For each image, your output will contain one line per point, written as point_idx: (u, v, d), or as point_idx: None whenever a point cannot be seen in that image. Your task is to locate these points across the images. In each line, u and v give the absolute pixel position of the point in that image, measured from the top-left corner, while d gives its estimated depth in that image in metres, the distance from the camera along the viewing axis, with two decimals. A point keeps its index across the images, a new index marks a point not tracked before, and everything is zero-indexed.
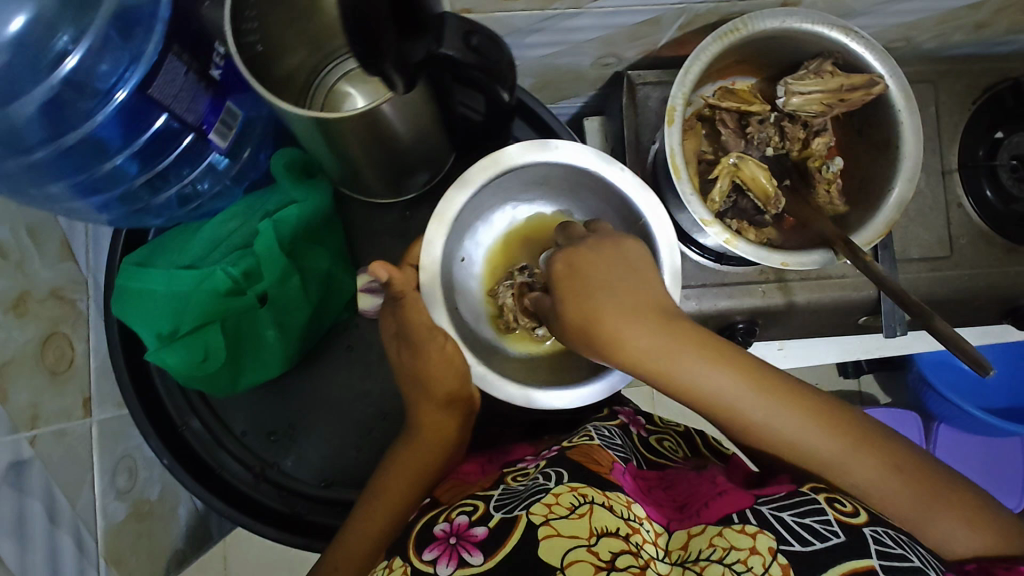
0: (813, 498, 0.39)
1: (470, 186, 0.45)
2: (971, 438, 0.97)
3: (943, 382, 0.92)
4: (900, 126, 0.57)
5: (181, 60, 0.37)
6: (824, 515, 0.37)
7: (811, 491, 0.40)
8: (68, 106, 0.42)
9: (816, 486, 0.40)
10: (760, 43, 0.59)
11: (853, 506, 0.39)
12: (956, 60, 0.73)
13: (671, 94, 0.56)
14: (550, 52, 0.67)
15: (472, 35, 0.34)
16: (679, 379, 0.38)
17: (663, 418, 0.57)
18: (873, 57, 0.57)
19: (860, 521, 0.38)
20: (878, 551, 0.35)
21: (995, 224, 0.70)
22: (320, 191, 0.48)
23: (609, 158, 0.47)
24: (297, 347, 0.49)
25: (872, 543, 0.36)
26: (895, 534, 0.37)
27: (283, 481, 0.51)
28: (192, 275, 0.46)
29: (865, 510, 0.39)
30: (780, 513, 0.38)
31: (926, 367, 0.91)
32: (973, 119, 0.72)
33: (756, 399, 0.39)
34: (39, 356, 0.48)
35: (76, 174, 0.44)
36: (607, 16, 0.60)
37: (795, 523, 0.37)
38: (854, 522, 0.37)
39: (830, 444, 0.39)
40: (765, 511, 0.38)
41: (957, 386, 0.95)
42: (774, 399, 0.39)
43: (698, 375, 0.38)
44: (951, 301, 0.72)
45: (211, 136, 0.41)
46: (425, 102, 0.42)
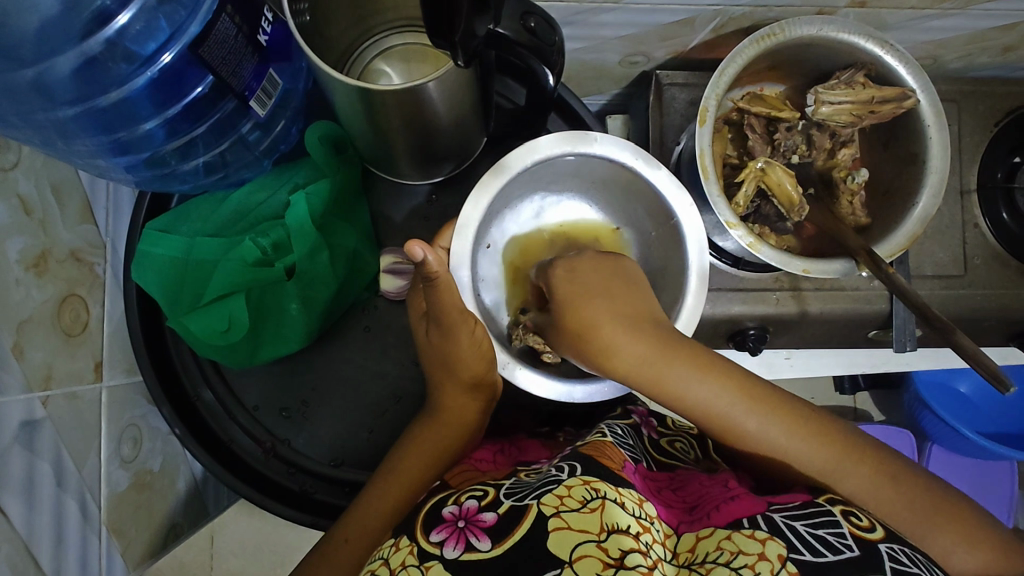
0: (827, 510, 0.38)
1: (507, 172, 0.45)
2: (966, 461, 0.98)
3: (943, 402, 0.93)
4: (929, 141, 0.57)
5: (232, 23, 0.36)
6: (838, 528, 0.37)
7: (826, 503, 0.39)
8: (105, 63, 0.40)
9: (831, 497, 0.40)
10: (794, 50, 0.59)
11: (869, 521, 0.38)
12: (980, 81, 0.74)
13: (704, 94, 0.56)
14: (581, 46, 0.67)
15: (529, 17, 0.35)
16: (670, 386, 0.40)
17: (675, 421, 0.56)
18: (907, 70, 0.57)
19: (876, 537, 0.37)
20: (892, 567, 0.34)
21: (1010, 246, 0.71)
22: (349, 169, 0.48)
23: (650, 159, 0.47)
24: (320, 324, 0.48)
25: (886, 560, 0.35)
26: (913, 554, 0.36)
27: (293, 457, 0.50)
28: (220, 244, 0.47)
29: (882, 526, 0.38)
30: (793, 522, 0.37)
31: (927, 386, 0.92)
32: (994, 141, 0.72)
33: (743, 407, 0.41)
34: (56, 316, 0.47)
35: (106, 134, 0.43)
36: (642, 13, 0.60)
37: (808, 534, 0.36)
38: (868, 538, 0.36)
39: (817, 452, 0.41)
40: (778, 519, 0.37)
41: (955, 407, 0.95)
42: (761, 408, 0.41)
43: (688, 385, 0.39)
44: (961, 320, 0.72)
45: (252, 103, 0.41)
46: (468, 85, 0.41)
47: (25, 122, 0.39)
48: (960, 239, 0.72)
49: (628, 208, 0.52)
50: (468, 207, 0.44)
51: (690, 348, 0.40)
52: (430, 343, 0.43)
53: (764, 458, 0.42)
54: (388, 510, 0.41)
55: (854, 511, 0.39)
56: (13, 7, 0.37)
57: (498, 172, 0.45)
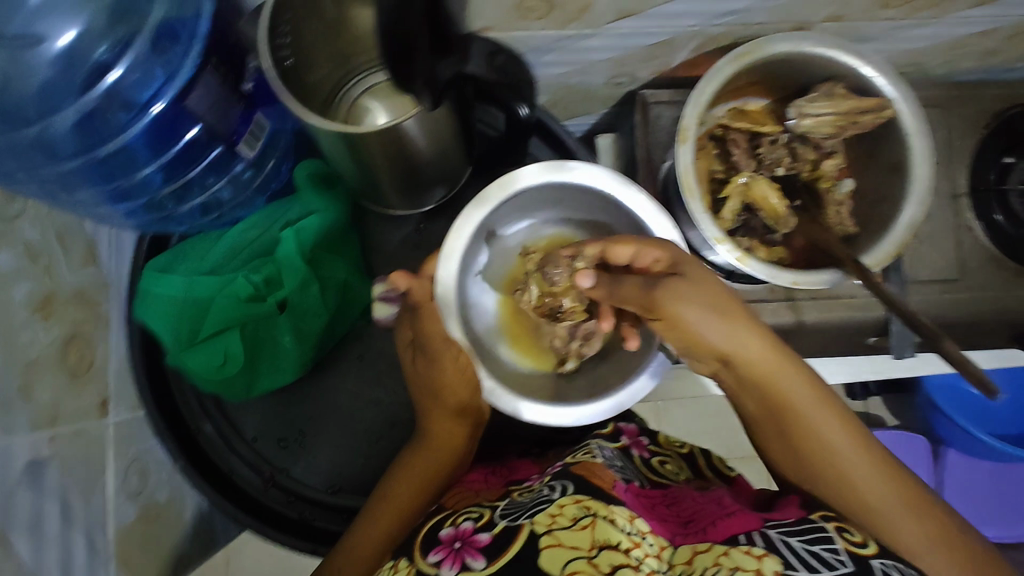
0: (820, 527, 0.38)
1: (491, 202, 0.47)
2: (982, 464, 0.96)
3: (952, 407, 0.92)
4: (911, 150, 0.58)
5: (216, 74, 0.39)
6: (832, 543, 0.37)
7: (820, 519, 0.39)
8: (101, 117, 0.42)
9: (824, 514, 0.40)
10: (773, 65, 0.60)
11: (862, 537, 0.38)
12: (967, 85, 0.74)
13: (684, 114, 0.58)
14: (565, 71, 0.68)
15: (498, 55, 0.36)
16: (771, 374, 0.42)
17: (667, 439, 0.55)
18: (885, 81, 0.58)
19: (869, 552, 0.37)
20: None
21: (1005, 248, 0.71)
22: (339, 202, 0.49)
23: (626, 180, 0.48)
24: (313, 354, 0.49)
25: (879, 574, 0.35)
26: (906, 569, 0.36)
27: (293, 486, 0.51)
28: (215, 282, 0.48)
29: (875, 542, 0.38)
30: (787, 538, 0.37)
31: (934, 390, 0.91)
32: (983, 144, 0.72)
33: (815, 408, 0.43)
34: (62, 357, 0.49)
35: (107, 183, 0.45)
36: (623, 37, 0.61)
37: (804, 550, 0.36)
38: (862, 553, 0.36)
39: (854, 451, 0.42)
40: (773, 535, 0.37)
41: (966, 411, 0.94)
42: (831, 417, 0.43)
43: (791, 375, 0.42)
44: (961, 324, 0.72)
45: (240, 146, 0.43)
46: (448, 121, 0.43)
47: (30, 177, 0.41)
48: (955, 242, 0.72)
49: (611, 231, 0.53)
50: (451, 239, 0.46)
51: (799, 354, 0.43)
52: (419, 370, 0.44)
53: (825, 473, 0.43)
54: (383, 535, 0.42)
55: (848, 528, 0.39)
56: (13, 72, 0.39)
57: (479, 202, 0.46)
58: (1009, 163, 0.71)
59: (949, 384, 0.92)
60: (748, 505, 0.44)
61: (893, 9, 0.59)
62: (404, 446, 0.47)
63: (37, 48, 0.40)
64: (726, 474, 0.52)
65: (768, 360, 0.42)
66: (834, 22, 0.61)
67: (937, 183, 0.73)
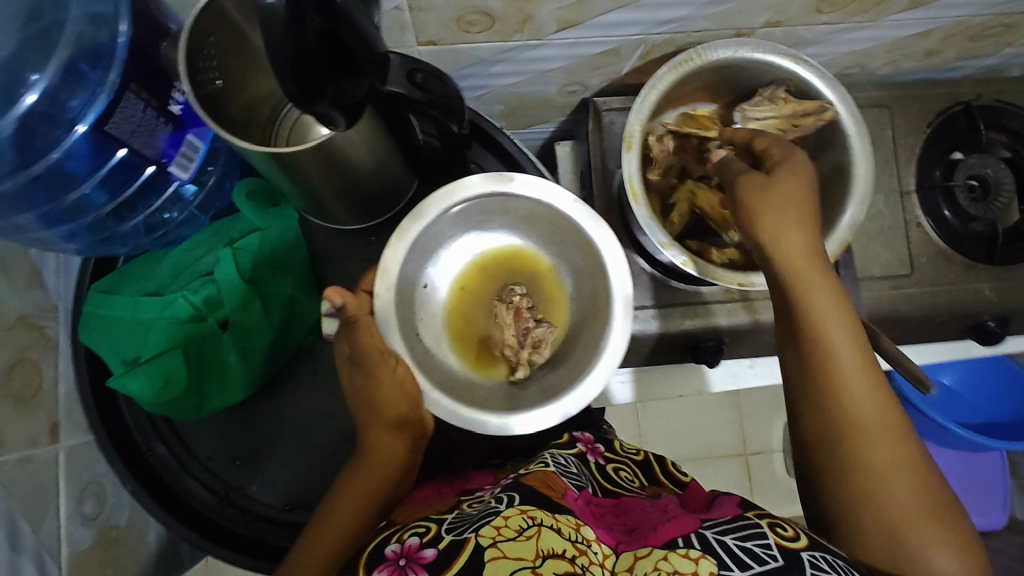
0: (755, 523, 0.39)
1: (430, 213, 0.47)
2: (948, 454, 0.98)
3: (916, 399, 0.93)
4: (850, 150, 0.59)
5: (138, 97, 0.39)
6: (765, 539, 0.37)
7: (755, 517, 0.40)
8: (36, 134, 0.42)
9: (760, 513, 0.41)
10: (716, 71, 0.62)
11: (794, 531, 0.39)
12: (910, 85, 0.76)
13: (629, 121, 0.59)
14: (516, 81, 0.69)
15: (416, 73, 0.37)
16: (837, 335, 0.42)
17: (624, 447, 0.56)
18: (823, 83, 0.60)
19: (799, 545, 0.37)
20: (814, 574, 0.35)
21: (953, 242, 0.73)
22: (285, 218, 0.49)
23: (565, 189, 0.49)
24: (260, 372, 0.49)
25: (809, 568, 0.35)
26: (834, 560, 0.37)
27: (248, 504, 0.51)
28: (156, 303, 0.47)
29: (806, 534, 0.39)
30: (723, 538, 0.38)
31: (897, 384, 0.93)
32: (927, 142, 0.74)
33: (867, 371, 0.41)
34: (6, 383, 0.49)
35: (44, 205, 0.45)
36: (569, 47, 0.62)
37: (738, 548, 0.37)
38: (792, 547, 0.37)
39: (877, 415, 0.41)
40: (709, 535, 0.38)
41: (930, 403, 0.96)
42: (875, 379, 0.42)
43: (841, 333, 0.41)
44: (914, 317, 0.73)
45: (172, 167, 0.43)
46: (377, 132, 0.43)
47: None
48: (906, 239, 0.73)
49: (557, 239, 0.53)
50: (388, 252, 0.46)
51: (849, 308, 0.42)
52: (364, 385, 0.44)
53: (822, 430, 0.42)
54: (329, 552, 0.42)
55: (781, 523, 0.39)
56: None
57: (417, 214, 0.47)
58: (957, 159, 0.75)
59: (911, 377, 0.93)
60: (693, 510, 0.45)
61: (828, 14, 0.60)
62: (353, 461, 0.47)
63: None
64: (681, 478, 0.53)
65: (828, 314, 0.42)
66: (774, 27, 0.62)
67: (885, 181, 0.74)
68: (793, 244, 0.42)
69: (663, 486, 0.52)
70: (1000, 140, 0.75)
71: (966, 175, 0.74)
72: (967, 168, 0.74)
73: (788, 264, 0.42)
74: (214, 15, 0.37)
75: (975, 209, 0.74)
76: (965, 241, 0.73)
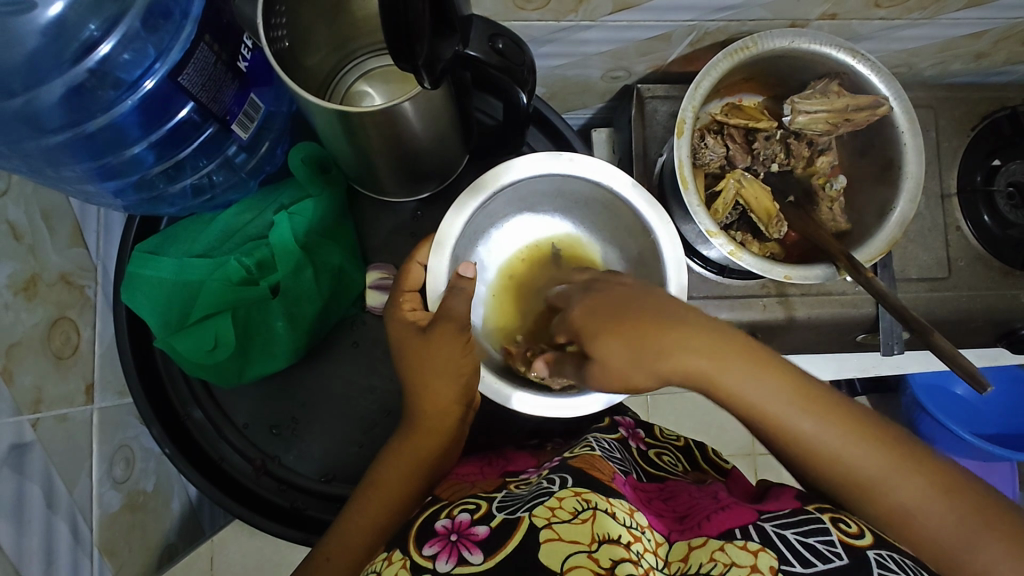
0: (815, 516, 0.38)
1: (487, 191, 0.47)
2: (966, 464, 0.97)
3: (936, 406, 0.93)
4: (903, 147, 0.58)
5: (211, 50, 0.38)
6: (827, 534, 0.36)
7: (816, 510, 0.38)
8: (92, 92, 0.42)
9: (818, 505, 0.39)
10: (770, 62, 0.61)
11: (858, 528, 0.37)
12: (956, 87, 0.75)
13: (681, 107, 0.58)
14: (561, 63, 0.68)
15: (498, 39, 0.36)
16: (771, 413, 0.36)
17: (662, 431, 0.56)
18: (878, 79, 0.58)
19: (863, 542, 0.36)
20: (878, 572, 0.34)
21: (992, 247, 0.72)
22: (334, 189, 0.49)
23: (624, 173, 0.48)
24: (307, 341, 0.49)
25: (873, 566, 0.34)
26: (901, 560, 0.36)
27: (283, 474, 0.51)
28: (207, 264, 0.47)
29: (871, 531, 0.37)
30: (782, 530, 0.37)
31: (919, 390, 0.93)
32: (971, 146, 0.74)
33: (842, 438, 0.36)
34: (47, 339, 0.48)
35: (94, 160, 0.44)
36: (621, 30, 0.61)
37: (798, 542, 0.36)
38: (856, 544, 0.36)
39: (869, 459, 0.36)
40: (768, 527, 0.37)
41: (950, 411, 0.95)
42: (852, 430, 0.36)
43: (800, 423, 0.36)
44: (948, 322, 0.73)
45: (233, 126, 0.42)
46: (444, 103, 0.42)
47: (13, 151, 0.40)
48: (944, 241, 0.73)
49: (610, 224, 0.53)
50: (442, 234, 0.46)
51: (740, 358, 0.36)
52: (414, 359, 0.43)
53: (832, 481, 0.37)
54: (374, 523, 0.41)
55: (845, 518, 0.38)
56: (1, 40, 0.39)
57: (475, 190, 0.46)
58: (997, 165, 0.73)
59: (931, 383, 0.93)
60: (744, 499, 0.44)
61: (886, 9, 0.60)
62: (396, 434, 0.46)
63: (27, 15, 0.39)
64: (721, 464, 0.53)
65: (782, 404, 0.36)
66: (829, 20, 0.61)
67: (927, 182, 0.73)
68: (731, 381, 0.36)
69: (705, 470, 0.52)
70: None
71: (1008, 180, 0.73)
72: (1010, 173, 0.73)
73: (759, 420, 0.37)
74: None
75: (1014, 215, 0.72)
76: (1004, 246, 0.72)
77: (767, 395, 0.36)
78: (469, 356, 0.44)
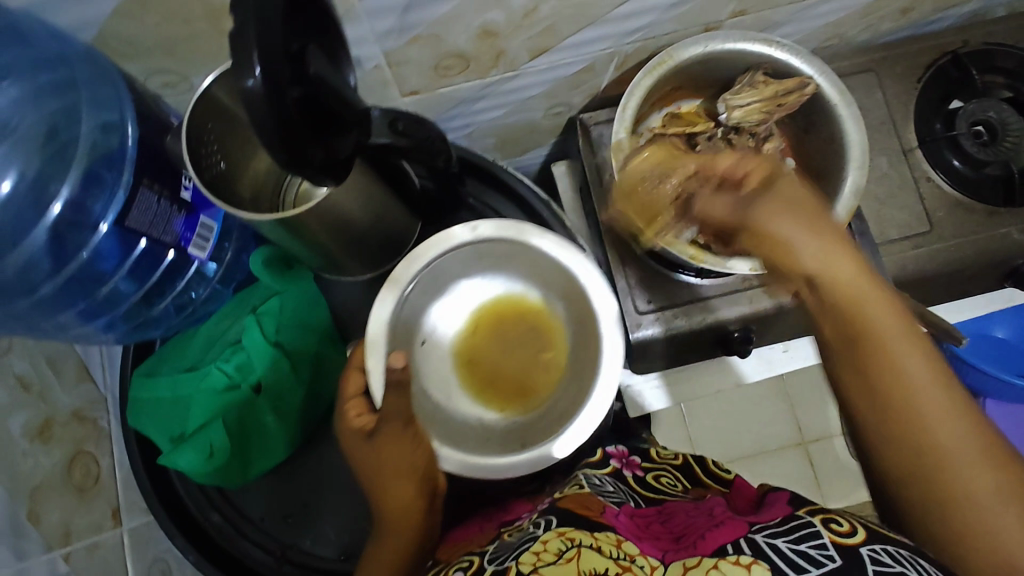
0: (807, 522, 0.38)
1: (421, 262, 0.50)
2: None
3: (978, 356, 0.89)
4: (840, 119, 0.59)
5: (152, 191, 0.44)
6: (818, 539, 0.36)
7: (806, 515, 0.39)
8: (65, 242, 0.45)
9: (811, 509, 0.40)
10: (692, 69, 0.63)
11: (850, 525, 0.38)
12: (891, 45, 0.75)
13: (614, 132, 0.60)
14: (501, 113, 0.72)
15: (398, 122, 0.39)
16: (900, 362, 0.35)
17: (659, 453, 0.56)
18: (799, 60, 0.60)
19: (856, 540, 0.36)
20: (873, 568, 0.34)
21: (970, 191, 0.71)
22: (299, 281, 0.52)
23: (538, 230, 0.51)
24: (297, 428, 0.52)
25: (868, 563, 0.34)
26: (897, 550, 0.35)
27: (304, 560, 0.52)
28: (193, 378, 0.50)
29: (862, 526, 0.38)
30: (774, 541, 0.37)
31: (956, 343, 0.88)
32: (922, 97, 0.74)
33: (946, 400, 0.35)
34: (67, 475, 0.52)
35: (82, 301, 0.48)
36: (545, 71, 0.65)
37: (788, 549, 0.36)
38: (848, 543, 0.36)
39: (964, 435, 0.34)
40: (759, 539, 0.37)
41: None
42: (955, 401, 0.35)
43: (919, 369, 0.35)
44: (942, 273, 0.72)
45: (190, 248, 0.48)
46: (373, 182, 0.45)
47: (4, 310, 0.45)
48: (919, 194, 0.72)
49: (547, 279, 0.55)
50: (378, 312, 0.49)
51: (896, 303, 0.36)
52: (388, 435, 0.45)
53: (916, 451, 0.35)
54: None
55: (836, 518, 0.39)
56: None
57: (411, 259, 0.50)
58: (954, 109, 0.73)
59: None
60: (741, 511, 0.44)
61: None
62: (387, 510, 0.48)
63: None
64: (722, 478, 0.53)
65: (901, 343, 0.36)
66: (741, 16, 0.63)
67: (885, 142, 0.73)
68: (878, 324, 0.36)
69: (707, 486, 0.52)
70: (997, 82, 0.74)
71: (971, 121, 0.73)
72: (971, 114, 0.73)
73: (875, 350, 0.36)
74: (209, 106, 0.41)
75: (985, 153, 0.72)
76: (981, 187, 0.71)
77: (897, 333, 0.36)
78: (421, 448, 0.45)
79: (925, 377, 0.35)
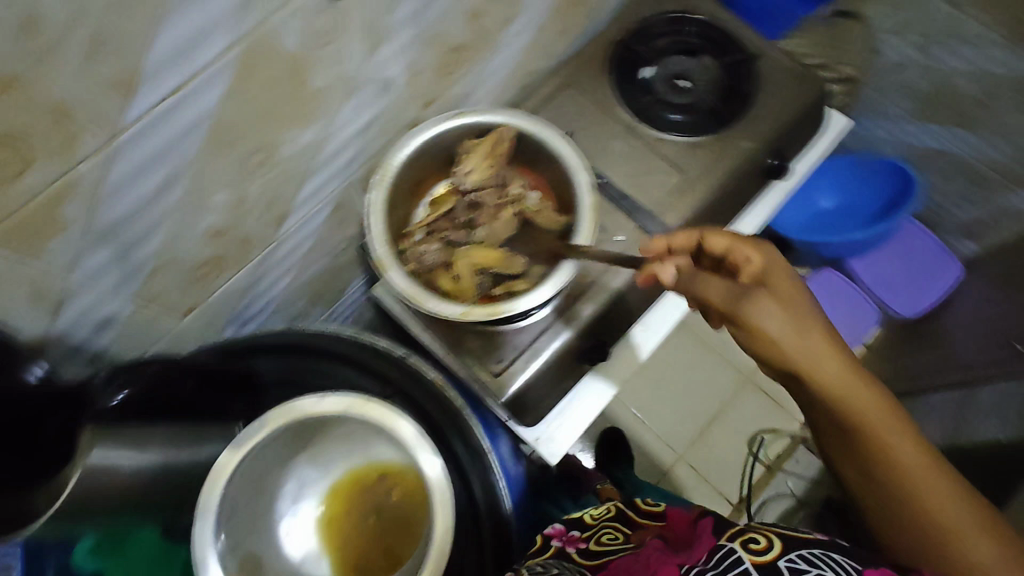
0: (729, 547, 0.42)
1: (224, 477, 0.54)
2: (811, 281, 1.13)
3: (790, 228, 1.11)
4: (555, 145, 0.69)
5: None
6: (742, 565, 0.40)
7: (729, 541, 0.43)
8: None
9: (731, 537, 0.44)
10: (416, 165, 0.70)
11: (766, 540, 0.42)
12: (573, 57, 0.86)
13: (374, 252, 0.65)
14: (289, 280, 0.75)
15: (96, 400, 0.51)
16: (769, 333, 0.49)
17: (595, 514, 0.63)
18: (491, 116, 0.70)
19: (772, 555, 0.40)
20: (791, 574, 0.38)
21: (697, 132, 0.82)
22: (134, 553, 0.58)
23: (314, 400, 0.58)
24: None
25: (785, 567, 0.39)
26: (810, 552, 0.40)
27: None
28: None
29: (779, 537, 0.42)
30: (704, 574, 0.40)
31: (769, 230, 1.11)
32: (618, 81, 0.84)
33: (821, 359, 0.48)
34: None
35: None
36: (300, 229, 0.69)
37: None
38: (765, 559, 0.40)
39: (837, 371, 0.48)
40: None
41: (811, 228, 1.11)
42: (827, 353, 0.49)
43: (766, 318, 0.49)
44: (716, 204, 0.80)
45: None
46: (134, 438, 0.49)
47: None
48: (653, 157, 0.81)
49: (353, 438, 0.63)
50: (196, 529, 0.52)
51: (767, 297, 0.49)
52: None
53: (819, 393, 0.48)
54: None
55: (755, 536, 0.43)
56: None
57: (215, 479, 0.54)
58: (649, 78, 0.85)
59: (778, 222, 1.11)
60: (676, 550, 0.48)
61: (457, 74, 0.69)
62: None
63: None
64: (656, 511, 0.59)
65: (779, 318, 0.49)
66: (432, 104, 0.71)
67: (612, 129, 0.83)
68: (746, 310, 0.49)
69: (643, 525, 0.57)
70: (665, 42, 0.87)
71: (664, 81, 0.85)
72: (661, 76, 0.85)
73: (744, 324, 0.49)
74: None
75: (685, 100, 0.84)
76: (703, 125, 0.82)
77: (772, 321, 0.49)
78: None
79: (774, 322, 0.48)
